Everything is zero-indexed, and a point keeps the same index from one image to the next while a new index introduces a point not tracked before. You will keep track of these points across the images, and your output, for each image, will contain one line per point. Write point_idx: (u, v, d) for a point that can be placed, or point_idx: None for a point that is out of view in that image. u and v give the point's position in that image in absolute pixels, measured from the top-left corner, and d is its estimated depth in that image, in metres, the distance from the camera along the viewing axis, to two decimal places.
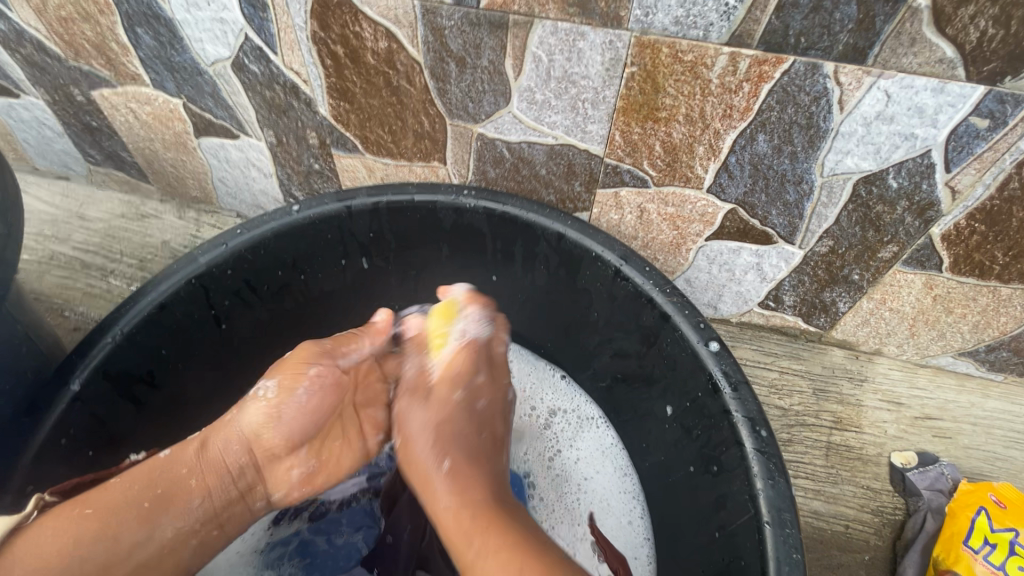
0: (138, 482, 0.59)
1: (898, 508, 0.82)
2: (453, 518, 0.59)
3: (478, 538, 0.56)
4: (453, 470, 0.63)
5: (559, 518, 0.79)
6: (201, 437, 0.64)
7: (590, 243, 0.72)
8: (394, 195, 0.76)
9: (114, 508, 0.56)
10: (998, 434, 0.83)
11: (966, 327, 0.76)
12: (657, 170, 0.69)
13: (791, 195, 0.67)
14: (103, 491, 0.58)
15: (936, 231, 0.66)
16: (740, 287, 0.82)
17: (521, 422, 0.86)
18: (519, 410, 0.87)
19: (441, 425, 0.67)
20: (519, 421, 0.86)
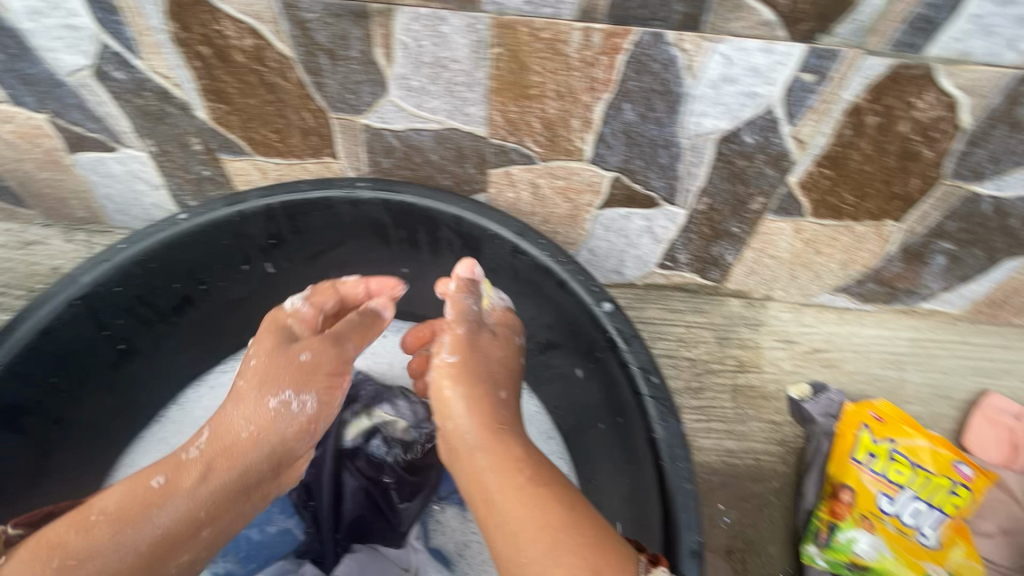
0: (117, 519, 0.57)
1: (799, 436, 0.90)
2: (503, 454, 0.58)
3: (523, 488, 0.55)
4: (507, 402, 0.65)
5: None
6: (199, 459, 0.62)
7: (487, 222, 0.74)
8: (288, 194, 0.75)
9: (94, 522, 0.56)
10: (875, 357, 0.92)
11: (835, 265, 0.84)
12: (540, 145, 0.72)
13: (664, 158, 0.72)
14: (72, 535, 0.55)
15: (793, 180, 0.72)
16: (638, 251, 0.87)
17: None
18: None
19: (502, 364, 0.68)
20: None
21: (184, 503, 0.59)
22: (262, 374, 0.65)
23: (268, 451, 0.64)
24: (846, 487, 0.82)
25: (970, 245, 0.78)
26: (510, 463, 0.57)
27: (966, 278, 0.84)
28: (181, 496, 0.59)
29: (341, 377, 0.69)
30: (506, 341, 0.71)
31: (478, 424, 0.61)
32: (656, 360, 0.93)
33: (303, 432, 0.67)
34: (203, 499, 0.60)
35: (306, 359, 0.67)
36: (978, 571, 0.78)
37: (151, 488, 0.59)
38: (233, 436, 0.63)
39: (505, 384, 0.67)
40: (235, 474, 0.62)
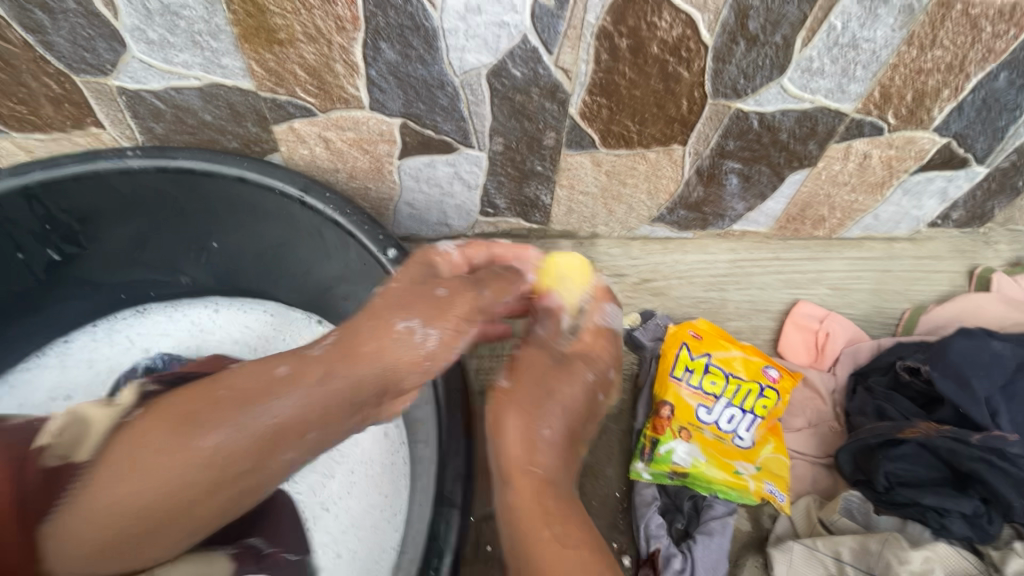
0: (182, 416, 0.53)
1: (634, 362, 0.95)
2: (535, 504, 0.59)
3: (567, 545, 0.56)
4: (548, 437, 0.62)
5: None
6: (317, 370, 0.57)
7: (270, 180, 0.72)
8: (44, 169, 0.69)
9: (145, 440, 0.51)
10: (698, 281, 0.97)
11: (642, 194, 0.87)
12: (313, 95, 0.70)
13: (443, 99, 0.71)
14: (179, 435, 0.51)
15: (574, 111, 0.74)
16: (456, 199, 0.87)
17: None
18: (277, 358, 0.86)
19: (552, 391, 0.64)
20: None
21: (299, 393, 0.56)
22: (395, 323, 0.59)
23: (382, 372, 0.58)
24: (666, 402, 0.86)
25: (755, 162, 0.83)
26: (545, 503, 0.59)
27: (763, 196, 0.89)
28: (291, 396, 0.55)
29: (473, 320, 0.62)
30: (582, 382, 0.65)
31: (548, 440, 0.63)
32: None
33: (417, 367, 0.59)
34: (240, 440, 0.53)
35: (444, 296, 0.62)
36: (783, 463, 0.84)
37: (277, 376, 0.56)
38: (371, 342, 0.58)
39: (551, 419, 0.63)
40: (350, 380, 0.57)
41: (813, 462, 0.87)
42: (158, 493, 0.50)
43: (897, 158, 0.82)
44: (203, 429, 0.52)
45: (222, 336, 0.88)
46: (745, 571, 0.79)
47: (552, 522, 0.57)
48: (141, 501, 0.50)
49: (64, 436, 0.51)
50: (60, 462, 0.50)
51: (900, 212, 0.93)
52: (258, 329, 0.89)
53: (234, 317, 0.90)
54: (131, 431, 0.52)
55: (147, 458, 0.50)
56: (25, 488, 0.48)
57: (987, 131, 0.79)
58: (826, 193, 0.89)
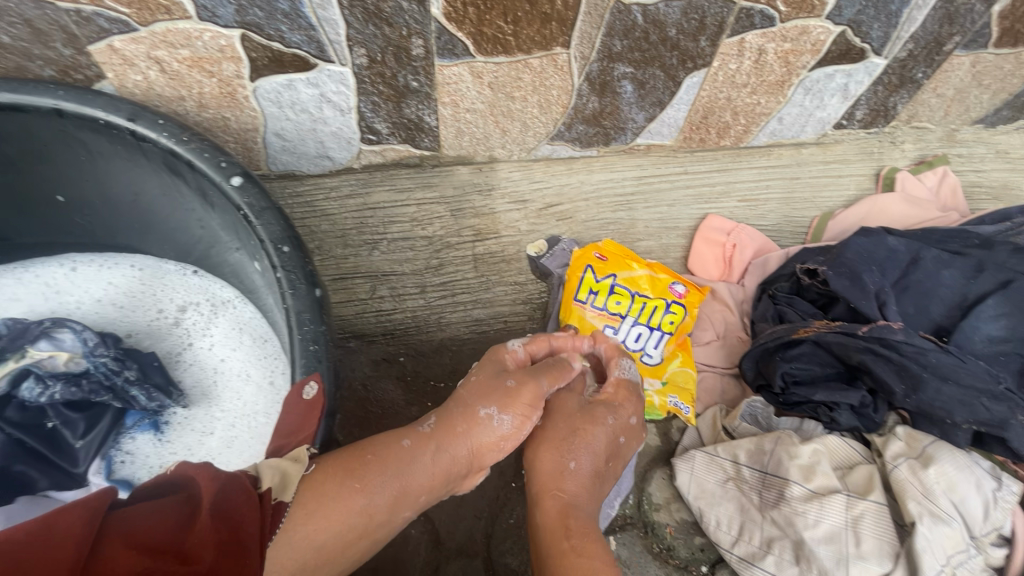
0: (349, 472, 0.50)
1: (543, 290, 0.92)
2: (556, 520, 0.58)
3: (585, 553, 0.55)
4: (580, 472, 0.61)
5: (192, 402, 0.74)
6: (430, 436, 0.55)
7: (91, 111, 0.62)
8: None
9: (365, 483, 0.50)
10: (606, 202, 0.94)
11: (534, 109, 0.81)
12: (124, 4, 0.60)
13: (282, 3, 0.62)
14: (352, 479, 0.50)
15: (437, 12, 0.66)
16: (330, 127, 0.79)
17: (151, 327, 0.79)
18: (149, 317, 0.80)
19: (576, 430, 0.63)
20: (148, 327, 0.79)
21: (429, 463, 0.54)
22: (492, 398, 0.59)
23: (470, 457, 0.57)
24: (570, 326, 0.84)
25: (647, 65, 0.77)
26: (570, 525, 0.57)
27: (662, 104, 0.84)
28: (427, 464, 0.54)
29: (540, 407, 0.60)
30: (606, 425, 0.65)
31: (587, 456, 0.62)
32: (392, 244, 0.89)
33: (495, 448, 0.58)
34: (364, 517, 0.49)
35: (512, 384, 0.60)
36: (689, 377, 0.84)
37: (401, 446, 0.54)
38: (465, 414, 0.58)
39: (577, 451, 0.62)
40: (459, 452, 0.56)
41: (722, 374, 0.87)
42: (328, 540, 0.47)
43: (793, 52, 0.78)
44: (383, 474, 0.51)
45: (82, 295, 0.80)
46: (652, 484, 0.79)
47: (585, 532, 0.57)
48: (313, 543, 0.46)
49: (274, 483, 0.47)
50: (271, 501, 0.45)
51: (804, 114, 0.90)
52: (125, 285, 0.81)
53: (95, 274, 0.81)
54: (314, 488, 0.48)
55: (330, 505, 0.48)
56: (245, 527, 0.41)
57: (881, 17, 0.75)
58: (726, 97, 0.84)
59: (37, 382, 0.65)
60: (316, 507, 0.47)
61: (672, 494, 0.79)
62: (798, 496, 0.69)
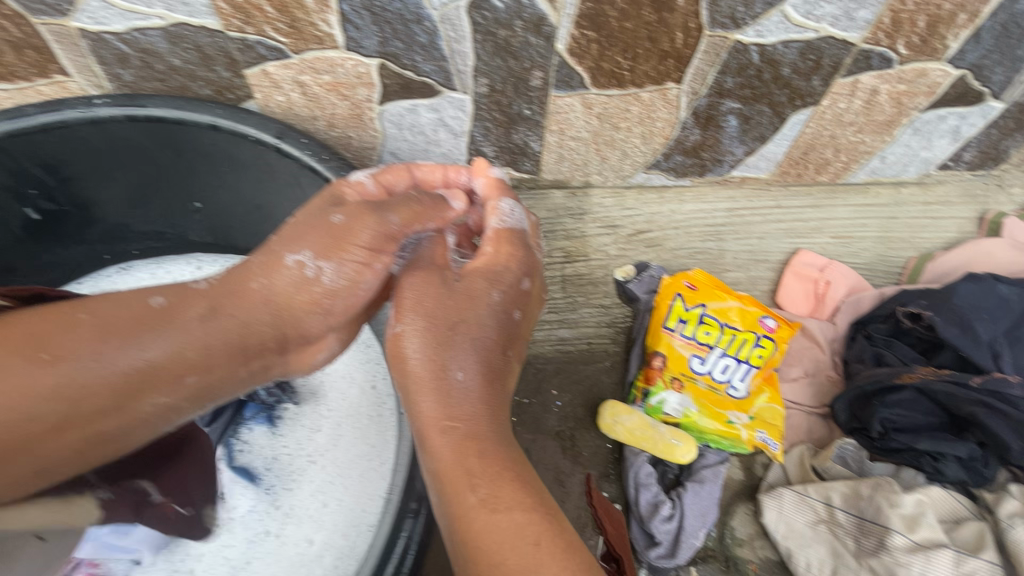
0: (105, 328, 0.46)
1: (628, 314, 0.93)
2: (452, 459, 0.46)
3: (538, 539, 0.42)
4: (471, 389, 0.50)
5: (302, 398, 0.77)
6: (207, 300, 0.50)
7: (243, 128, 0.69)
8: (9, 120, 0.66)
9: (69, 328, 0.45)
10: (696, 232, 0.94)
11: (637, 139, 0.83)
12: (284, 34, 0.66)
13: (422, 36, 0.67)
14: (131, 339, 0.46)
15: (561, 47, 0.69)
16: (442, 148, 0.84)
17: None
18: None
19: (458, 316, 0.52)
20: None
21: (421, 344, 0.51)
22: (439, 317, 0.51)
23: (333, 314, 0.53)
24: (658, 353, 0.85)
25: (754, 101, 0.78)
26: (500, 472, 0.46)
27: (763, 139, 0.85)
28: (415, 344, 0.51)
29: (383, 253, 0.52)
30: (493, 304, 0.53)
31: (487, 394, 0.50)
32: None
33: (346, 296, 0.53)
34: (51, 402, 0.43)
35: (340, 221, 0.52)
36: (778, 413, 0.83)
37: (148, 307, 0.48)
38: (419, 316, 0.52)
39: (465, 359, 0.50)
40: (240, 318, 0.50)
41: (809, 413, 0.86)
42: (124, 317, 0.47)
43: (907, 93, 0.77)
44: (142, 328, 0.47)
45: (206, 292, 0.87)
46: (736, 518, 0.79)
47: (520, 489, 0.45)
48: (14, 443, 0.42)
49: None
50: None
51: (909, 154, 0.88)
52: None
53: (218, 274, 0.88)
54: None
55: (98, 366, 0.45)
56: None
57: (1005, 61, 0.74)
58: (830, 134, 0.84)
59: None
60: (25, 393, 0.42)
61: (756, 529, 0.78)
62: (901, 547, 0.69)
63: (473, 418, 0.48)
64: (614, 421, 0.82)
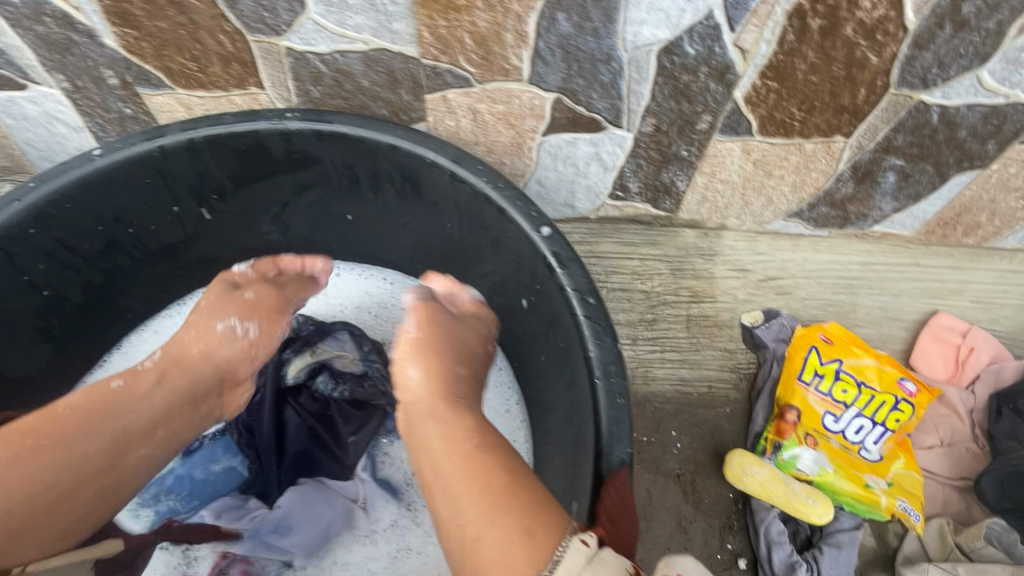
0: (83, 417, 0.54)
1: (751, 361, 0.91)
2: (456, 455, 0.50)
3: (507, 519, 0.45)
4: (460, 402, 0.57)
5: None
6: (157, 368, 0.61)
7: (423, 150, 0.71)
8: (210, 126, 0.70)
9: (134, 388, 0.58)
10: (828, 283, 0.92)
11: (787, 188, 0.83)
12: (474, 65, 0.68)
13: (605, 75, 0.69)
14: (107, 412, 0.55)
15: (739, 95, 0.70)
16: (588, 181, 0.85)
17: None
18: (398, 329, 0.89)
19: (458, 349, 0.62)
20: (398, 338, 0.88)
21: (418, 364, 0.59)
22: (425, 345, 0.61)
23: (216, 369, 0.64)
24: (792, 407, 0.83)
25: (920, 160, 0.77)
26: (469, 462, 0.49)
27: (917, 197, 0.83)
28: (412, 368, 0.59)
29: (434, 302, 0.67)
30: (479, 338, 0.67)
31: (450, 407, 0.55)
32: (610, 293, 0.92)
33: (246, 356, 0.67)
34: (163, 404, 0.59)
35: (250, 297, 0.69)
36: (916, 481, 0.80)
37: (108, 389, 0.57)
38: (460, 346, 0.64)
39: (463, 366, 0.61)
40: (187, 378, 0.62)
41: (944, 483, 0.82)
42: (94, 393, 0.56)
43: None
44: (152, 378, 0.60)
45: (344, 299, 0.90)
46: None
47: (495, 480, 0.48)
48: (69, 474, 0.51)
49: None
50: None
51: None
52: (378, 296, 0.91)
53: (354, 282, 0.91)
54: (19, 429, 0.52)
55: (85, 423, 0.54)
56: None
57: None
58: (989, 198, 0.82)
59: (330, 378, 0.74)
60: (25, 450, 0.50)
61: None
62: None
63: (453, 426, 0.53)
64: (739, 471, 0.80)
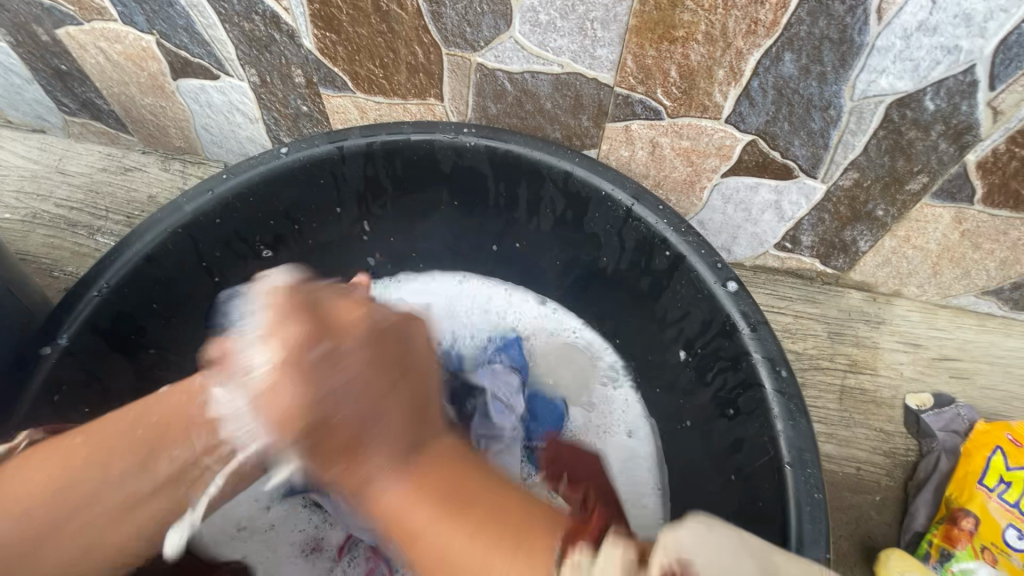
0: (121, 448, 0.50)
1: (912, 449, 0.80)
2: (435, 481, 0.47)
3: (477, 533, 0.42)
4: (420, 477, 0.47)
5: None
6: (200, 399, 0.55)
7: (599, 181, 0.67)
8: (389, 134, 0.69)
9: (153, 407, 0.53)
10: (1016, 374, 0.82)
11: (993, 264, 0.74)
12: (672, 99, 0.64)
13: (816, 123, 0.62)
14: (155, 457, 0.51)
15: (971, 158, 0.61)
16: (756, 228, 0.79)
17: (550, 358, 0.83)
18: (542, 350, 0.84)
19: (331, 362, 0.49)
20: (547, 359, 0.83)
21: (357, 401, 0.49)
22: (378, 363, 0.51)
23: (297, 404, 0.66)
24: (967, 512, 0.72)
25: None
26: (453, 498, 0.45)
27: None
28: (354, 405, 0.48)
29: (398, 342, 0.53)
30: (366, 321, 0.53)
31: (416, 406, 0.51)
32: None
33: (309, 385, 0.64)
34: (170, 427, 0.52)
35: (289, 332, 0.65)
36: None
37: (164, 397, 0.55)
38: (418, 363, 0.54)
39: (335, 372, 0.49)
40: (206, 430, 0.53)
41: None
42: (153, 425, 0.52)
43: None
44: (160, 458, 0.51)
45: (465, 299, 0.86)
46: None
47: (499, 503, 0.45)
48: (44, 522, 0.47)
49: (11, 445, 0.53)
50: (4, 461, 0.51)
51: None
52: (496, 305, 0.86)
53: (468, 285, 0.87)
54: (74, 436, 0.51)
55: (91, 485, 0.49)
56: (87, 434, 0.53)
57: None
58: None
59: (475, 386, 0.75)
60: (72, 459, 0.49)
61: None
62: None
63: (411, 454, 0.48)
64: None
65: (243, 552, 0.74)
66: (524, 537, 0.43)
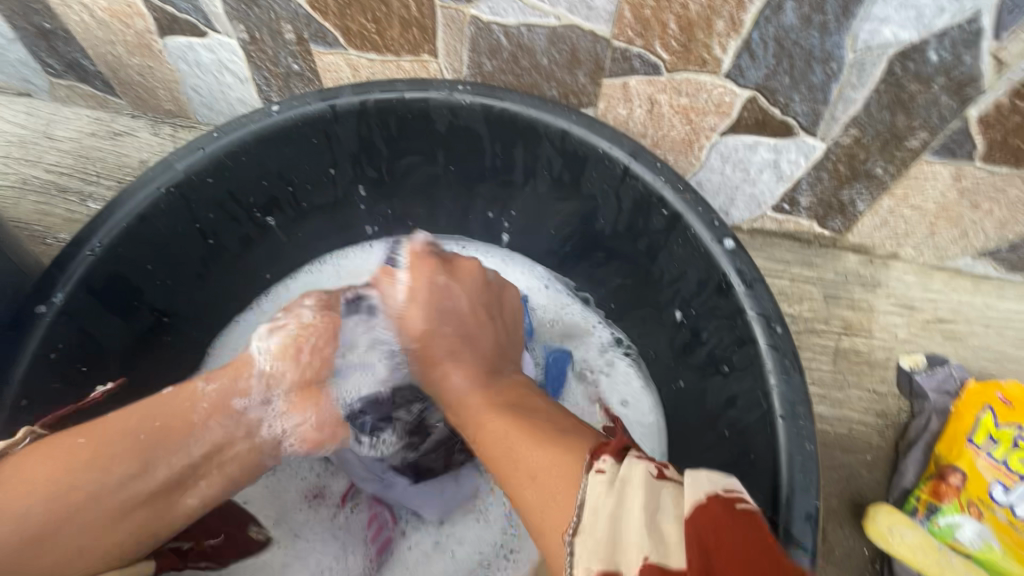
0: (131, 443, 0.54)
1: (903, 409, 0.82)
2: (509, 397, 0.58)
3: (543, 470, 0.47)
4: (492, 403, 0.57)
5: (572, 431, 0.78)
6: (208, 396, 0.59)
7: (596, 139, 0.66)
8: (382, 92, 0.68)
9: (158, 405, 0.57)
10: (1009, 335, 0.83)
11: (990, 224, 0.73)
12: (671, 52, 0.63)
13: (817, 77, 0.61)
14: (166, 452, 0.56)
15: (973, 113, 0.60)
16: (754, 189, 0.79)
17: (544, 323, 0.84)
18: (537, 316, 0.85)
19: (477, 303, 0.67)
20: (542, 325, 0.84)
21: (457, 322, 0.65)
22: (483, 302, 0.67)
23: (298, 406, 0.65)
24: (955, 469, 0.73)
25: None
26: (515, 411, 0.55)
27: None
28: (451, 325, 0.64)
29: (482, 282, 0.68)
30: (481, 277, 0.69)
31: (501, 345, 0.66)
32: None
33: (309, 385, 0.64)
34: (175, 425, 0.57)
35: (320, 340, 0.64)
36: None
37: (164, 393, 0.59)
38: (506, 308, 0.70)
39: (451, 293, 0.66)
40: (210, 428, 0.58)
41: None
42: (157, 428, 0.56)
43: None
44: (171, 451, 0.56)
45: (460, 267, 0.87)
46: None
47: (550, 424, 0.53)
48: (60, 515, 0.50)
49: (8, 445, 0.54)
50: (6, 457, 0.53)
51: None
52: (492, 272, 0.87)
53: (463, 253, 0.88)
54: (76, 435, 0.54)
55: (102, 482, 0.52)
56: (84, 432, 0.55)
57: None
58: None
59: None
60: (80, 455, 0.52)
61: None
62: None
63: (487, 381, 0.61)
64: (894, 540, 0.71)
65: (245, 498, 0.76)
66: (566, 463, 0.46)
